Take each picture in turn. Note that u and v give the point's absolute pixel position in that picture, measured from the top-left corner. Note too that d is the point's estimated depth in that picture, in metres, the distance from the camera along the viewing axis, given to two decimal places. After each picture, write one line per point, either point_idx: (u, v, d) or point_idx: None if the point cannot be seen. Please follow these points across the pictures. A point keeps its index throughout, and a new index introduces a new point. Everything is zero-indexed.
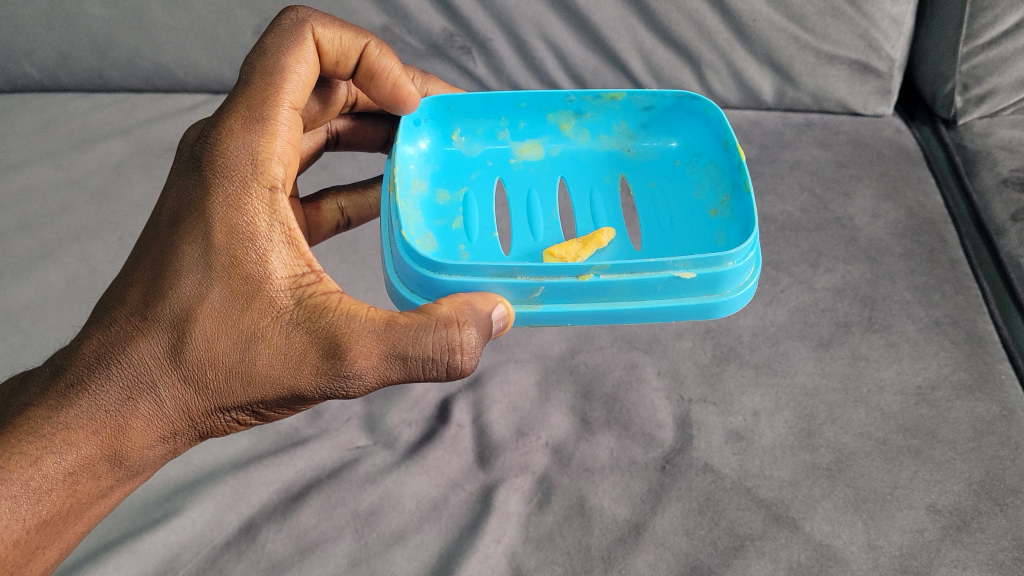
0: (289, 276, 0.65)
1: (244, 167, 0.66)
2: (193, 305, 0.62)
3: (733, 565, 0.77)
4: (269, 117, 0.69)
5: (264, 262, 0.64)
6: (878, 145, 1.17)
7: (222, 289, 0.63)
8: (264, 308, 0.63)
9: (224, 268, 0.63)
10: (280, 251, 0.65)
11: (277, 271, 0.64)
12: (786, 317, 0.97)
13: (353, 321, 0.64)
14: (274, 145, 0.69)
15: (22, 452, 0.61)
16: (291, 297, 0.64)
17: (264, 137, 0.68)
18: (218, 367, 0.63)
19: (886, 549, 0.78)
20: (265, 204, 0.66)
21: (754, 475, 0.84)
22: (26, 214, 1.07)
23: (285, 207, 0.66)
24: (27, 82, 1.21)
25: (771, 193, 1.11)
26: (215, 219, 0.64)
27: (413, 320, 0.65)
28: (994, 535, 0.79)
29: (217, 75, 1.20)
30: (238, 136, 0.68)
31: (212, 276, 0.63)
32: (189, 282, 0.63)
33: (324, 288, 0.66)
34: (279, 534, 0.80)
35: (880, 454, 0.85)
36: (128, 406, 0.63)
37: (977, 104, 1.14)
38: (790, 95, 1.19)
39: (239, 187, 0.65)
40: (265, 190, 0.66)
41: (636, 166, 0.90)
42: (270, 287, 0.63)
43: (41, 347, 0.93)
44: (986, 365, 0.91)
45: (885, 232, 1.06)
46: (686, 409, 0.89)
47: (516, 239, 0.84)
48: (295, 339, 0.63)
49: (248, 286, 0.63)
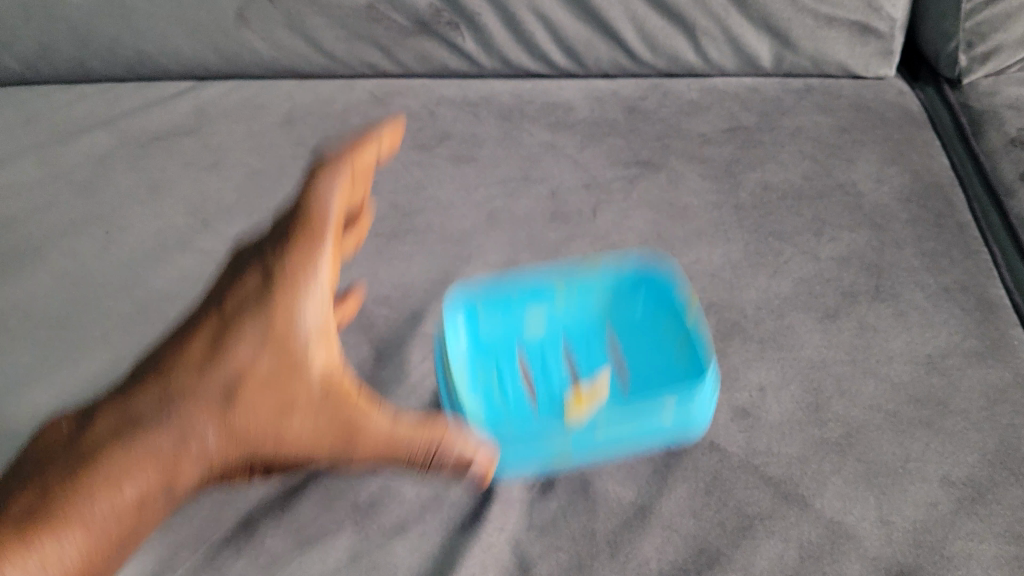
0: (321, 359, 0.71)
1: (303, 228, 0.72)
2: (247, 369, 0.69)
3: (742, 545, 0.76)
4: (320, 177, 0.75)
5: (310, 326, 0.71)
6: (882, 108, 1.13)
7: (273, 358, 0.70)
8: (305, 381, 0.71)
9: (278, 336, 0.70)
10: (320, 349, 0.72)
11: (318, 346, 0.72)
12: (790, 289, 0.94)
13: (377, 415, 0.71)
14: (329, 204, 0.74)
15: (100, 483, 0.64)
16: (327, 388, 0.71)
17: (319, 197, 0.74)
18: (263, 424, 0.69)
19: (899, 524, 0.76)
20: (320, 276, 0.72)
21: (762, 452, 0.81)
22: (12, 210, 1.05)
23: (330, 285, 0.73)
24: (7, 74, 1.19)
25: (772, 160, 1.08)
26: (244, 292, 0.71)
27: (423, 418, 0.71)
28: (1009, 505, 0.77)
29: (202, 61, 1.18)
30: (305, 198, 0.74)
31: (264, 345, 0.70)
32: (242, 344, 0.69)
33: (350, 382, 0.73)
34: (277, 529, 0.78)
35: (891, 427, 0.82)
36: (185, 448, 0.67)
37: (982, 62, 1.11)
38: (789, 60, 1.15)
39: (297, 256, 0.71)
40: (320, 253, 0.72)
41: (657, 379, 0.91)
42: (312, 361, 0.71)
43: (31, 346, 0.91)
44: (999, 332, 0.89)
45: (890, 198, 1.02)
46: (690, 387, 0.86)
47: (543, 387, 0.91)
48: (327, 420, 0.70)
49: (296, 356, 0.71)
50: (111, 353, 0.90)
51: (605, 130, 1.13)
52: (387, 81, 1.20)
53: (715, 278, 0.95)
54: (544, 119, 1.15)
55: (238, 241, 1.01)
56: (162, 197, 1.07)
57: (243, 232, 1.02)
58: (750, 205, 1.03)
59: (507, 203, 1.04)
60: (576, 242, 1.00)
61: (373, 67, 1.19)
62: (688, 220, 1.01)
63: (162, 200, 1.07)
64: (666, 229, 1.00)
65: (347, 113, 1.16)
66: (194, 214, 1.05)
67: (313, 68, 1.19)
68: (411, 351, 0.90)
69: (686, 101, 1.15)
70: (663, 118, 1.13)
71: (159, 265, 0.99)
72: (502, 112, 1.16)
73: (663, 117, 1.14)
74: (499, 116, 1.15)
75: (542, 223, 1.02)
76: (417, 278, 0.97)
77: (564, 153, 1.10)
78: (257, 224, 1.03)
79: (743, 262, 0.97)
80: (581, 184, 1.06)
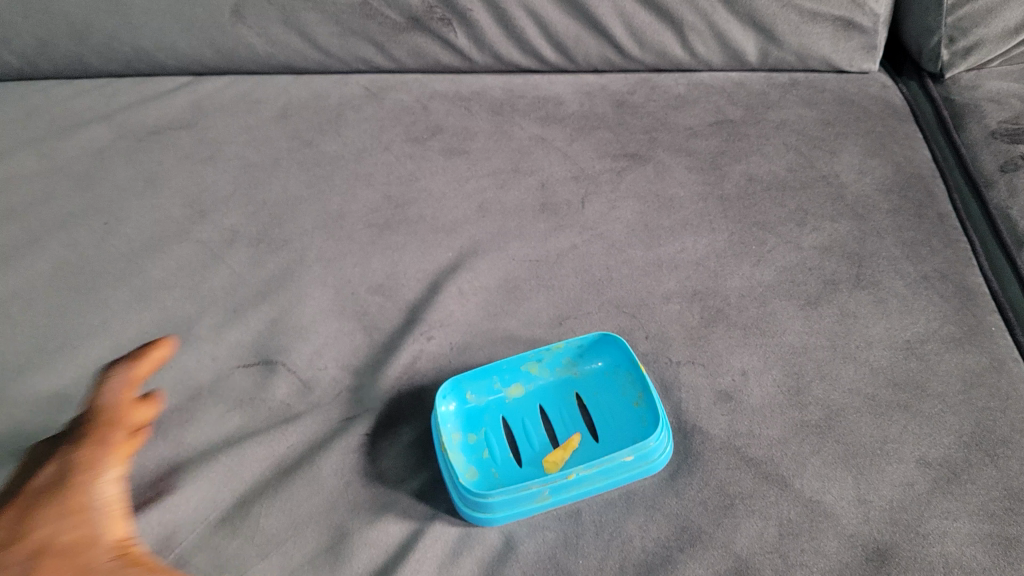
0: (112, 535, 0.71)
1: (96, 417, 0.75)
2: (54, 542, 0.69)
3: (723, 523, 0.77)
4: (112, 377, 0.76)
5: (97, 493, 0.72)
6: (865, 102, 1.16)
7: (71, 532, 0.70)
8: (91, 558, 0.69)
9: (62, 503, 0.70)
10: (110, 522, 0.72)
11: (101, 527, 0.71)
12: (773, 277, 0.96)
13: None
14: (133, 411, 0.76)
15: None
16: (111, 560, 0.70)
17: (111, 390, 0.76)
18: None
19: (876, 503, 0.78)
20: (112, 480, 0.73)
21: (743, 435, 0.83)
22: (13, 203, 1.07)
23: (118, 484, 0.73)
24: (6, 69, 1.22)
25: (756, 153, 1.10)
26: (34, 483, 0.70)
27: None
28: (984, 485, 0.79)
29: (198, 57, 1.20)
30: (102, 388, 0.76)
31: (63, 518, 0.70)
32: (43, 517, 0.69)
33: (124, 560, 0.70)
34: (272, 509, 0.80)
35: (869, 410, 0.85)
36: None
37: (964, 57, 1.13)
38: (774, 55, 1.18)
39: (68, 443, 0.73)
40: (122, 440, 0.74)
41: (625, 429, 0.83)
42: (98, 544, 0.70)
43: (30, 334, 0.93)
44: (976, 318, 0.91)
45: (872, 188, 1.05)
46: (673, 371, 0.88)
47: (527, 443, 0.84)
48: None
49: (89, 532, 0.70)
50: (110, 339, 0.93)
51: (594, 123, 1.16)
52: (381, 76, 1.24)
53: (700, 267, 0.98)
54: (534, 113, 1.18)
55: (233, 231, 1.04)
56: (159, 188, 1.09)
57: (238, 223, 1.05)
58: (735, 196, 1.05)
59: (498, 194, 1.07)
60: (564, 232, 1.02)
61: (367, 62, 1.22)
62: (673, 210, 1.04)
63: (159, 192, 1.09)
64: (651, 220, 1.03)
65: (341, 107, 1.20)
66: (191, 205, 1.07)
67: (309, 64, 1.22)
68: (403, 337, 0.92)
69: (673, 95, 1.19)
70: (650, 111, 1.17)
71: (156, 255, 1.01)
72: (494, 106, 1.19)
73: (651, 110, 1.17)
74: (490, 110, 1.18)
75: (532, 213, 1.05)
76: (409, 268, 1.00)
77: (554, 146, 1.13)
78: (253, 215, 1.06)
79: (726, 252, 0.99)
80: (570, 176, 1.09)
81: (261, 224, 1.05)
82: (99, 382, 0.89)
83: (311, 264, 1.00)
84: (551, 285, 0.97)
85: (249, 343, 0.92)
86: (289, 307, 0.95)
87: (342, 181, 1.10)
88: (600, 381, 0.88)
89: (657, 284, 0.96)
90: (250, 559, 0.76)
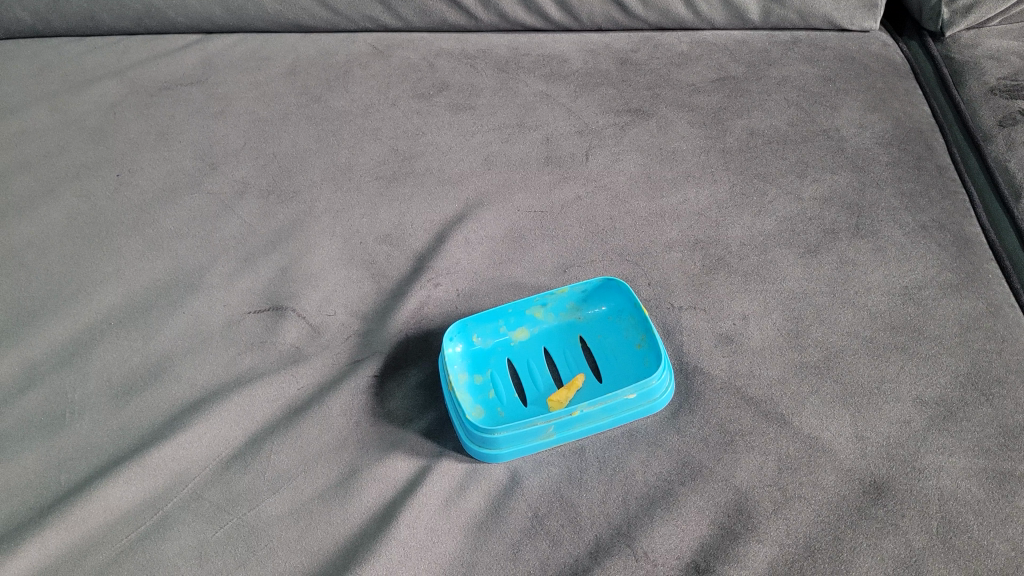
0: None
1: None
2: None
3: (723, 459, 0.78)
4: None
5: None
6: (866, 60, 1.17)
7: None
8: None
9: None
10: None
11: None
12: (774, 226, 0.98)
13: None
14: None
15: None
16: None
17: None
18: None
19: (873, 439, 0.79)
20: None
21: (743, 375, 0.85)
22: (27, 155, 1.09)
23: None
24: (21, 27, 1.26)
25: (758, 108, 1.12)
26: None
27: None
28: (979, 423, 0.79)
29: (208, 14, 1.24)
30: None
31: None
32: None
33: None
34: (282, 446, 0.80)
35: (868, 350, 0.86)
36: None
37: (964, 15, 1.15)
38: (776, 13, 1.20)
39: None
40: None
41: (627, 368, 0.85)
42: None
43: (46, 281, 0.95)
44: (973, 266, 0.92)
45: (872, 142, 1.06)
46: (675, 316, 0.90)
47: (531, 385, 0.85)
48: None
49: None
50: (123, 285, 0.95)
51: (597, 80, 1.18)
52: (389, 35, 1.26)
53: (702, 217, 1.00)
54: (539, 70, 1.20)
55: (244, 183, 1.06)
56: (170, 142, 1.11)
57: (248, 174, 1.07)
58: (736, 149, 1.07)
59: (503, 147, 1.09)
60: (568, 184, 1.04)
61: (374, 21, 1.25)
62: (676, 162, 1.06)
63: (171, 145, 1.11)
64: (654, 171, 1.05)
65: (348, 64, 1.22)
66: (203, 157, 1.09)
67: (318, 23, 1.25)
68: (410, 283, 0.94)
69: (676, 53, 1.21)
70: (653, 69, 1.18)
71: (169, 205, 1.04)
72: (499, 64, 1.21)
73: (654, 68, 1.19)
74: (495, 68, 1.21)
75: (537, 166, 1.07)
76: (416, 217, 1.01)
77: (557, 102, 1.15)
78: (262, 167, 1.08)
79: (728, 203, 1.01)
80: (574, 130, 1.11)
81: (271, 175, 1.07)
82: (113, 325, 0.91)
83: (320, 214, 1.02)
84: (555, 235, 0.99)
85: (260, 289, 0.94)
86: (299, 255, 0.97)
87: (350, 136, 1.12)
88: (604, 325, 0.89)
89: (660, 234, 0.98)
90: (262, 493, 0.76)
